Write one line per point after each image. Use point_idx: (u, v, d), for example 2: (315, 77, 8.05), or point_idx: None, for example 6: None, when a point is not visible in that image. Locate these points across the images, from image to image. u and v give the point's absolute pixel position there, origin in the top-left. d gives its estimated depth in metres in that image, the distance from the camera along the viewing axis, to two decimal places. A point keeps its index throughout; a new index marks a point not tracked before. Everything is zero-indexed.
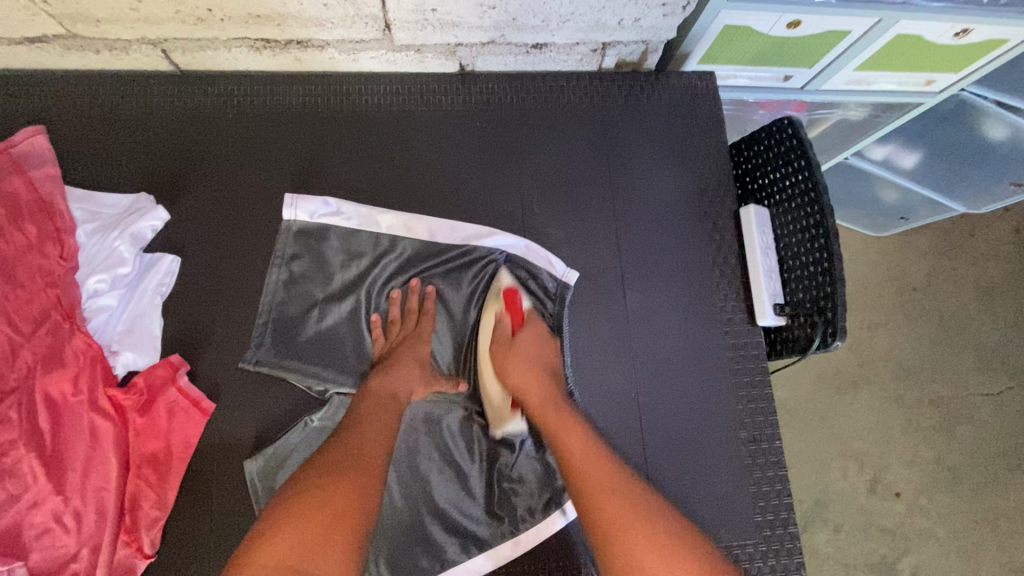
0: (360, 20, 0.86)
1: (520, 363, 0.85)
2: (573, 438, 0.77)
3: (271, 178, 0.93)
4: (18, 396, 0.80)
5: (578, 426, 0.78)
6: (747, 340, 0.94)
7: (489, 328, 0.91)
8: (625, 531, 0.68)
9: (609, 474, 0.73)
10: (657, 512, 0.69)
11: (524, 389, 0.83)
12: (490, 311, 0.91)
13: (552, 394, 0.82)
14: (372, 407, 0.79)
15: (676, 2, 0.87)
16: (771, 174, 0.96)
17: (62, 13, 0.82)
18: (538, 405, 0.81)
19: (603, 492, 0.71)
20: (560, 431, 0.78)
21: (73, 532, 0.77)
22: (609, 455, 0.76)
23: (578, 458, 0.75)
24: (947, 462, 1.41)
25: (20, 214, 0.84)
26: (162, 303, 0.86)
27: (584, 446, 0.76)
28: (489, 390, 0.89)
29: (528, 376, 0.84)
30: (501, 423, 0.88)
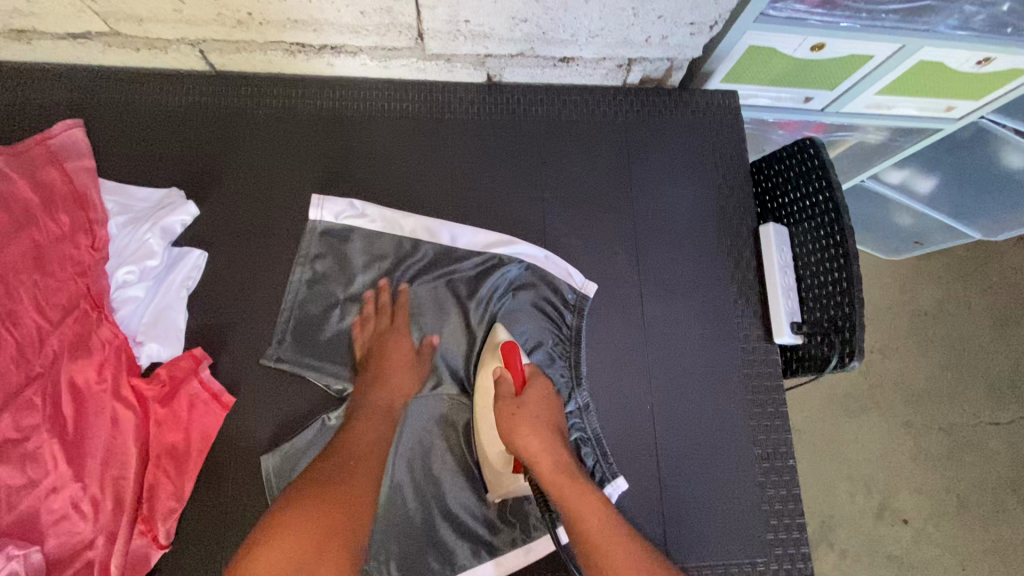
0: (394, 28, 0.88)
1: (530, 428, 0.80)
2: (589, 510, 0.75)
3: (300, 179, 0.95)
4: (43, 382, 0.81)
5: (593, 498, 0.77)
6: (763, 357, 0.95)
7: (490, 389, 0.88)
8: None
9: (624, 545, 0.73)
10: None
11: (536, 462, 0.79)
12: (487, 369, 0.88)
13: (564, 462, 0.79)
14: (368, 416, 0.81)
15: (704, 22, 0.88)
16: (791, 193, 0.97)
17: (107, 12, 0.84)
18: (549, 473, 0.78)
19: (624, 572, 0.71)
20: (573, 507, 0.76)
21: (89, 519, 0.78)
22: (625, 530, 0.75)
23: (594, 534, 0.74)
24: (956, 490, 1.40)
25: (55, 204, 0.87)
26: (187, 296, 0.88)
27: (603, 528, 0.74)
28: (490, 452, 0.86)
29: (541, 449, 0.79)
30: (500, 488, 0.86)
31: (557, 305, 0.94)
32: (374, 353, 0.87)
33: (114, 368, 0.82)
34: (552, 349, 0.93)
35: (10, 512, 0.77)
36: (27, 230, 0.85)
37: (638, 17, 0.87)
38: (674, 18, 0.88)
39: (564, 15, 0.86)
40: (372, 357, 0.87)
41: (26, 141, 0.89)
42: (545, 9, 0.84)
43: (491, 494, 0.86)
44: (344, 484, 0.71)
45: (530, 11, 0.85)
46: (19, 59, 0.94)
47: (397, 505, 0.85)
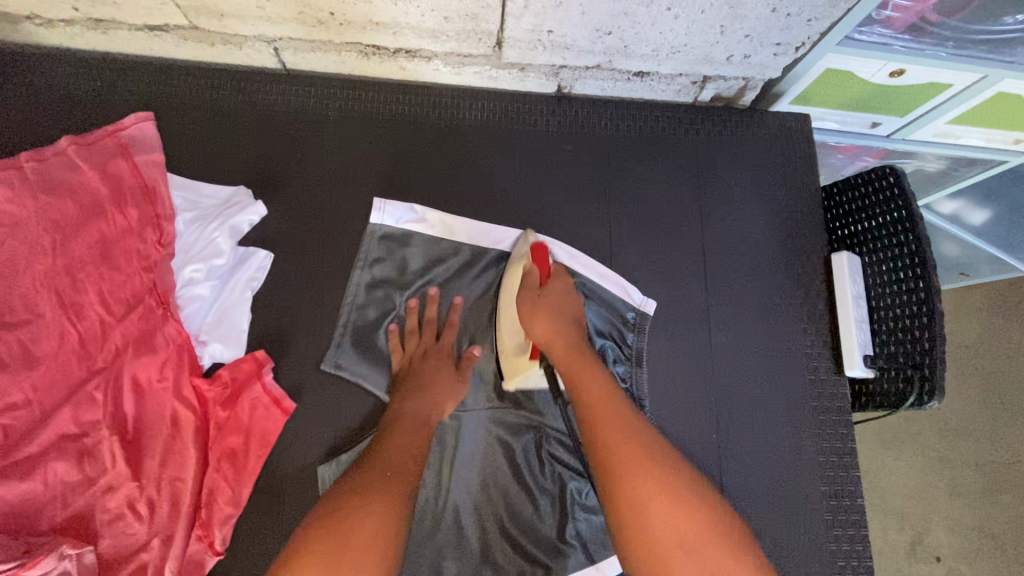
0: (475, 35, 0.86)
1: (545, 315, 0.81)
2: (594, 383, 0.75)
3: (364, 181, 0.93)
4: (105, 376, 0.80)
5: (600, 377, 0.76)
6: (832, 389, 0.92)
7: (514, 283, 0.87)
8: (633, 465, 0.66)
9: (625, 420, 0.71)
10: (651, 443, 0.68)
11: (547, 342, 0.80)
12: (515, 268, 0.87)
13: (575, 346, 0.80)
14: (405, 428, 0.77)
15: (792, 43, 0.86)
16: (865, 221, 0.94)
17: (190, 6, 0.83)
18: (561, 355, 0.79)
19: (616, 434, 0.69)
20: (581, 380, 0.76)
21: (145, 521, 0.77)
22: (629, 408, 0.73)
23: (596, 408, 0.72)
24: (991, 530, 1.31)
25: (124, 197, 0.86)
26: (251, 297, 0.86)
27: (601, 391, 0.74)
28: (506, 338, 0.86)
29: (553, 333, 0.80)
30: (514, 378, 0.86)
31: (618, 324, 0.90)
32: (413, 368, 0.84)
33: (177, 366, 0.81)
34: (616, 370, 0.88)
35: (65, 509, 0.76)
36: (97, 221, 0.85)
37: (724, 36, 0.84)
38: (762, 38, 0.85)
39: (649, 29, 0.83)
40: (411, 370, 0.84)
41: (97, 132, 0.89)
42: (632, 22, 0.82)
43: (506, 386, 0.87)
44: (382, 496, 0.67)
45: (616, 24, 0.82)
46: (94, 48, 0.94)
47: (454, 523, 0.83)
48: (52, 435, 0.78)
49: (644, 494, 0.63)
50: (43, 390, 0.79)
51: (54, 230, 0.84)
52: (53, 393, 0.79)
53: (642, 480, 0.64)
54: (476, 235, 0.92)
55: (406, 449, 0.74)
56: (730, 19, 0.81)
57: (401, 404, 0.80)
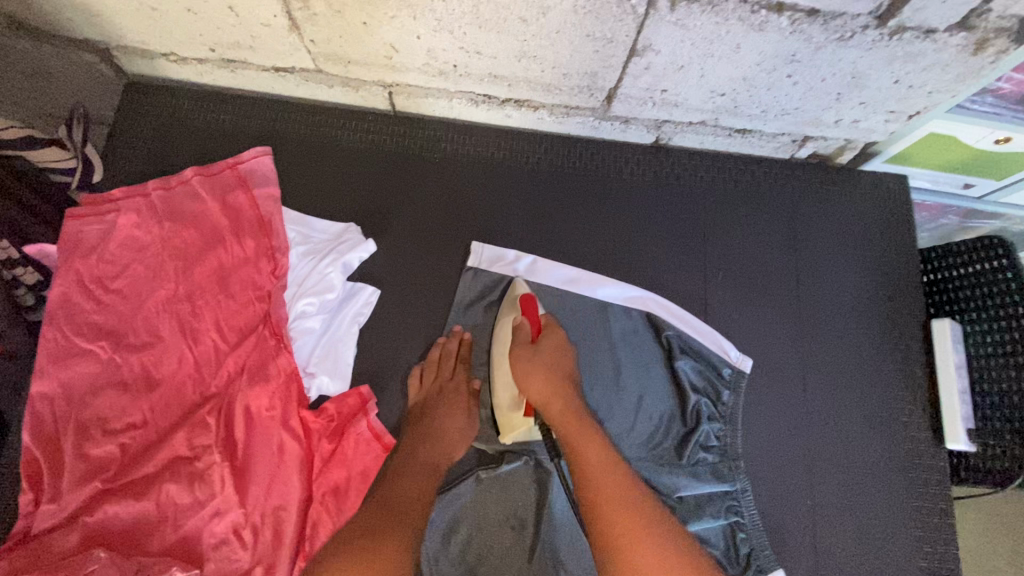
0: (588, 91, 0.88)
1: (541, 375, 0.78)
2: (588, 446, 0.73)
3: (463, 224, 0.96)
4: (218, 402, 0.83)
5: (596, 441, 0.74)
6: (933, 462, 0.89)
7: (506, 337, 0.85)
8: (628, 539, 0.66)
9: (624, 491, 0.69)
10: (654, 514, 0.68)
11: (542, 404, 0.77)
12: (504, 319, 0.87)
13: (569, 401, 0.77)
14: (417, 471, 0.78)
15: (905, 111, 0.87)
16: (970, 289, 0.92)
17: (321, 52, 0.87)
18: (558, 417, 0.76)
19: (610, 495, 0.69)
20: (577, 450, 0.73)
21: (249, 547, 0.79)
22: (622, 469, 0.72)
23: (591, 473, 0.71)
24: None
25: (242, 229, 0.90)
26: (357, 332, 0.89)
27: (601, 459, 0.72)
28: (501, 398, 0.84)
29: (549, 393, 0.77)
30: (510, 434, 0.83)
31: (714, 380, 0.89)
32: (429, 406, 0.84)
33: (286, 397, 0.84)
34: (711, 429, 0.87)
35: (175, 530, 0.78)
36: (216, 250, 0.89)
37: (839, 102, 0.85)
38: (875, 106, 0.86)
39: (765, 93, 0.84)
40: (427, 408, 0.84)
41: (219, 163, 0.94)
42: (748, 86, 0.83)
43: (501, 439, 0.85)
44: (394, 541, 0.67)
45: (732, 87, 0.84)
46: (217, 83, 0.98)
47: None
48: (166, 456, 0.81)
49: (641, 565, 0.64)
50: (159, 411, 0.82)
51: (176, 256, 0.88)
52: (168, 414, 0.82)
53: (635, 542, 0.66)
54: (564, 283, 0.93)
55: (417, 490, 0.75)
56: (849, 88, 0.81)
57: (417, 447, 0.80)
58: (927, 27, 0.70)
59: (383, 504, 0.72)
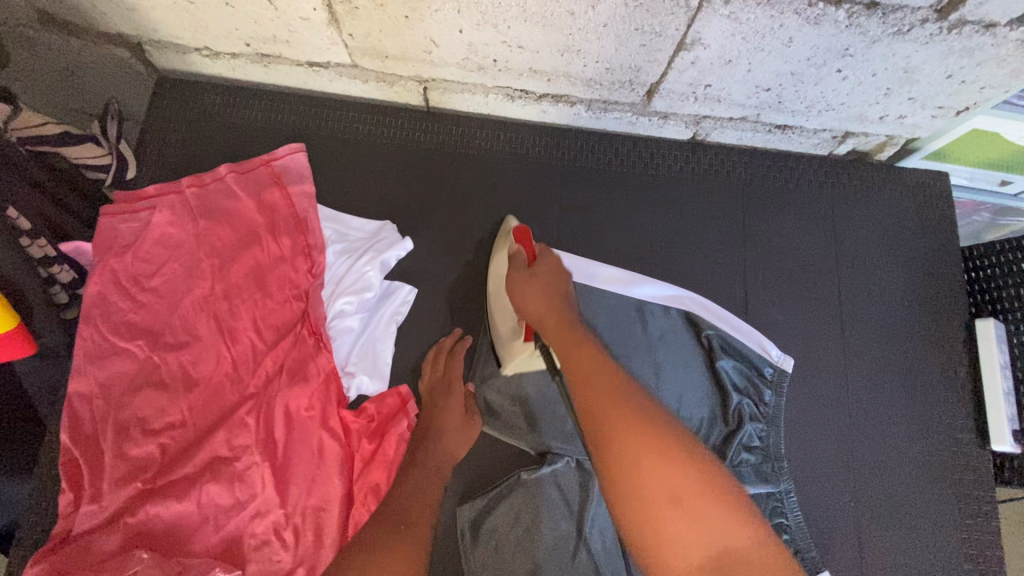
0: (629, 86, 0.87)
1: (537, 293, 0.78)
2: (583, 354, 0.69)
3: (499, 221, 0.95)
4: (256, 401, 0.82)
5: (589, 352, 0.70)
6: (977, 463, 0.88)
7: (503, 269, 0.87)
8: (625, 429, 0.60)
9: (613, 383, 0.65)
10: (640, 394, 0.63)
11: (536, 315, 0.77)
12: (501, 250, 0.89)
13: (564, 313, 0.76)
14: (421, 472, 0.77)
15: (954, 107, 0.85)
16: (1014, 288, 0.91)
17: (358, 47, 0.85)
18: (551, 324, 0.75)
19: (596, 382, 0.65)
20: (567, 350, 0.71)
21: (290, 548, 0.78)
22: (614, 364, 0.68)
23: (583, 373, 0.67)
24: None
25: (278, 227, 0.89)
26: (395, 331, 0.88)
27: (589, 355, 0.69)
28: (500, 330, 0.85)
29: (541, 306, 0.77)
30: (512, 363, 0.85)
31: (755, 380, 0.88)
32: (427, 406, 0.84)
33: (325, 397, 0.83)
34: (753, 428, 0.86)
35: (216, 531, 0.78)
36: (252, 248, 0.88)
37: (887, 97, 0.83)
38: (923, 102, 0.84)
39: (812, 88, 0.83)
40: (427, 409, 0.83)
41: (253, 161, 0.93)
42: (796, 81, 0.81)
43: (503, 370, 0.86)
44: (403, 542, 0.66)
45: (779, 82, 0.82)
46: (249, 78, 0.97)
47: None
48: (206, 456, 0.80)
49: (632, 447, 0.59)
50: (197, 412, 0.82)
51: (212, 255, 0.87)
52: (207, 415, 0.82)
53: (621, 424, 0.60)
54: (597, 280, 0.91)
55: (420, 497, 0.74)
56: (900, 82, 0.80)
57: (416, 448, 0.79)
58: (987, 21, 0.69)
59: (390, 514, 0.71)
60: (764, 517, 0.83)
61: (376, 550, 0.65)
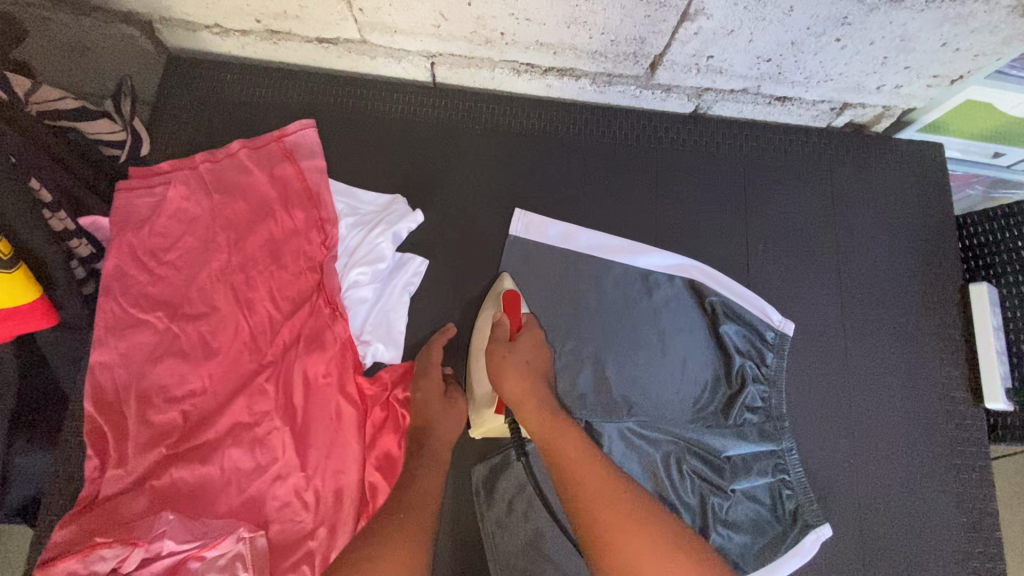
0: (634, 58, 0.89)
1: (517, 373, 0.77)
2: (565, 442, 0.72)
3: (507, 193, 0.97)
4: (275, 369, 0.84)
5: (570, 433, 0.73)
6: (971, 420, 0.91)
7: (486, 330, 0.86)
8: (612, 518, 0.64)
9: (601, 477, 0.68)
10: (628, 488, 0.67)
11: (516, 403, 0.75)
12: (485, 316, 0.88)
13: (543, 402, 0.75)
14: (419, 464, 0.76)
15: (949, 75, 0.88)
16: (1006, 254, 0.94)
17: (367, 22, 0.87)
18: (535, 428, 0.74)
19: (585, 486, 0.67)
20: (551, 444, 0.72)
21: (310, 509, 0.81)
22: (601, 460, 0.71)
23: (566, 466, 0.70)
24: None
25: (291, 201, 0.91)
26: (408, 301, 0.90)
27: (575, 450, 0.71)
28: (475, 392, 0.85)
29: (524, 395, 0.75)
30: (482, 428, 0.84)
31: (757, 343, 0.91)
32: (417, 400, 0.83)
33: (342, 365, 0.85)
34: (756, 390, 0.89)
35: (239, 493, 0.80)
36: (267, 221, 0.90)
37: (884, 67, 0.86)
38: (919, 71, 0.86)
39: (811, 58, 0.85)
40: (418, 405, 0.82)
41: (265, 136, 0.94)
42: (796, 51, 0.84)
43: (473, 433, 0.86)
44: (408, 528, 0.67)
45: (779, 52, 0.84)
46: (259, 56, 0.99)
47: None
48: (227, 422, 0.82)
49: (626, 548, 0.63)
50: (217, 380, 0.84)
51: (228, 228, 0.89)
52: (227, 382, 0.84)
53: (613, 526, 0.64)
54: (605, 251, 0.95)
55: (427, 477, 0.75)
56: (897, 51, 0.82)
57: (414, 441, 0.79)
58: None
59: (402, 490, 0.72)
60: (766, 474, 0.86)
61: (381, 537, 0.65)
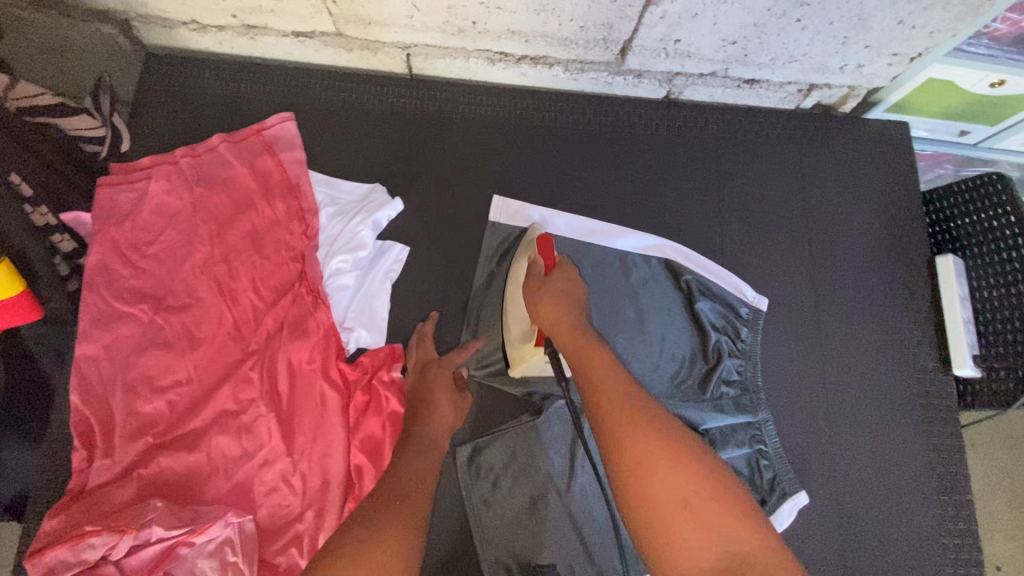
0: (603, 44, 0.91)
1: (551, 301, 0.76)
2: (598, 361, 0.69)
3: (485, 180, 0.99)
4: (260, 357, 0.86)
5: (602, 354, 0.70)
6: (940, 387, 0.94)
7: (522, 274, 0.87)
8: (638, 433, 0.60)
9: (633, 398, 0.64)
10: (664, 419, 0.63)
11: (552, 325, 0.76)
12: (523, 257, 0.89)
13: (579, 321, 0.75)
14: (417, 448, 0.76)
15: (908, 54, 0.91)
16: (969, 227, 0.97)
17: (342, 14, 0.89)
18: (568, 333, 0.73)
19: (617, 405, 0.63)
20: (584, 363, 0.70)
21: (298, 493, 0.82)
22: (634, 386, 0.67)
23: (598, 378, 0.67)
24: None
25: (272, 192, 0.92)
26: (389, 288, 0.92)
27: (607, 371, 0.68)
28: (512, 327, 0.87)
29: (560, 314, 0.75)
30: (518, 363, 0.87)
31: (732, 318, 0.93)
32: (417, 391, 0.84)
33: (326, 351, 0.86)
34: (731, 363, 0.91)
35: (227, 480, 0.81)
36: (248, 213, 0.91)
37: (844, 46, 0.89)
38: (879, 49, 0.89)
39: (774, 39, 0.88)
40: (416, 395, 0.84)
41: (244, 130, 0.96)
42: (759, 33, 0.87)
43: (512, 372, 0.89)
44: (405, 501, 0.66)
45: (743, 34, 0.87)
46: (236, 52, 1.00)
47: (582, 510, 0.87)
48: (214, 411, 0.83)
49: (653, 468, 0.58)
50: (202, 370, 0.85)
51: (209, 221, 0.90)
52: (212, 372, 0.85)
53: (643, 446, 0.59)
54: (583, 234, 0.97)
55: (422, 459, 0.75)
56: (855, 30, 0.85)
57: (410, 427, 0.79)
58: None
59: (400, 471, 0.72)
60: (743, 445, 0.88)
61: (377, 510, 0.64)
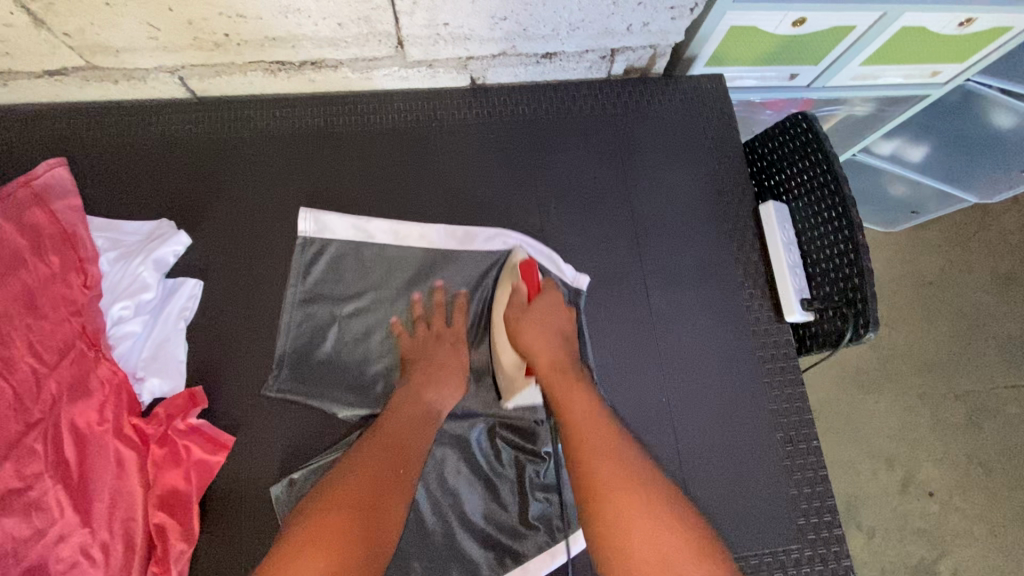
0: (374, 37, 0.88)
1: (541, 329, 0.81)
2: (578, 403, 0.73)
3: (286, 197, 0.94)
4: (43, 427, 0.77)
5: (584, 393, 0.74)
6: (776, 338, 0.93)
7: (502, 302, 0.87)
8: (607, 477, 0.64)
9: (606, 430, 0.69)
10: (631, 451, 0.68)
11: (539, 353, 0.79)
12: (504, 284, 0.88)
13: (566, 357, 0.79)
14: (407, 420, 0.77)
15: (684, 5, 0.89)
16: (787, 170, 0.95)
17: (83, 45, 0.84)
18: (549, 364, 0.78)
19: (592, 426, 0.70)
20: (566, 398, 0.74)
21: (101, 566, 0.74)
22: (612, 420, 0.71)
23: (582, 424, 0.70)
24: (978, 457, 1.34)
25: (44, 245, 0.84)
26: (186, 327, 0.87)
27: (590, 414, 0.72)
28: (504, 360, 0.85)
29: (542, 343, 0.80)
30: (513, 395, 0.84)
31: None
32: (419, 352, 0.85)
33: (116, 407, 0.80)
34: None
35: (20, 564, 0.72)
36: (18, 273, 0.81)
37: (618, 7, 0.88)
38: (653, 4, 0.88)
39: (542, 9, 0.86)
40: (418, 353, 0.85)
41: (9, 184, 0.86)
42: (524, 5, 0.85)
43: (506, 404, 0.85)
44: (364, 473, 0.68)
45: (508, 8, 0.85)
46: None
47: (416, 527, 0.82)
48: None
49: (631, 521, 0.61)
50: None
51: None
52: None
53: (620, 490, 0.63)
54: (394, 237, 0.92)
55: (400, 425, 0.76)
56: None
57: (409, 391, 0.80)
58: None
59: (381, 445, 0.73)
60: None
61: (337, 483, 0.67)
